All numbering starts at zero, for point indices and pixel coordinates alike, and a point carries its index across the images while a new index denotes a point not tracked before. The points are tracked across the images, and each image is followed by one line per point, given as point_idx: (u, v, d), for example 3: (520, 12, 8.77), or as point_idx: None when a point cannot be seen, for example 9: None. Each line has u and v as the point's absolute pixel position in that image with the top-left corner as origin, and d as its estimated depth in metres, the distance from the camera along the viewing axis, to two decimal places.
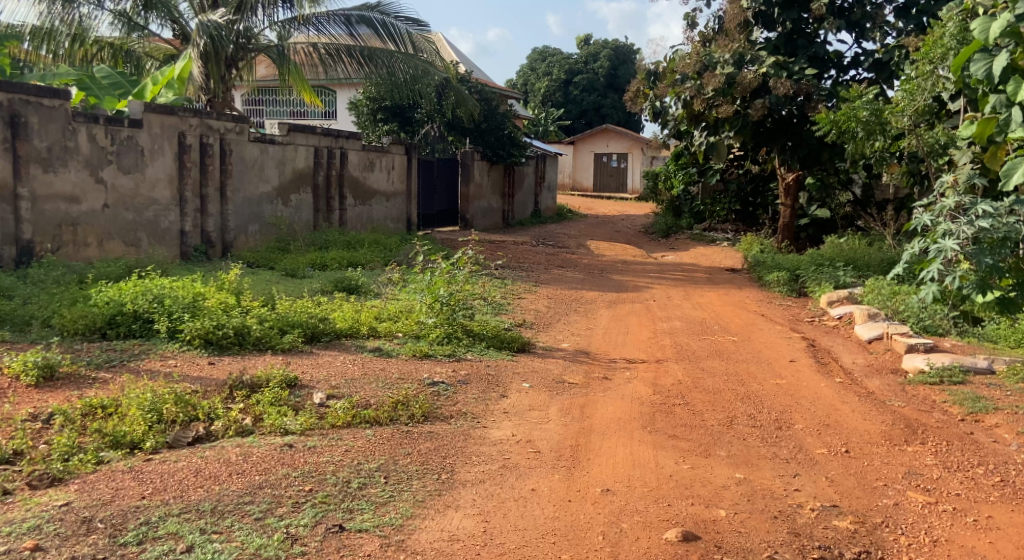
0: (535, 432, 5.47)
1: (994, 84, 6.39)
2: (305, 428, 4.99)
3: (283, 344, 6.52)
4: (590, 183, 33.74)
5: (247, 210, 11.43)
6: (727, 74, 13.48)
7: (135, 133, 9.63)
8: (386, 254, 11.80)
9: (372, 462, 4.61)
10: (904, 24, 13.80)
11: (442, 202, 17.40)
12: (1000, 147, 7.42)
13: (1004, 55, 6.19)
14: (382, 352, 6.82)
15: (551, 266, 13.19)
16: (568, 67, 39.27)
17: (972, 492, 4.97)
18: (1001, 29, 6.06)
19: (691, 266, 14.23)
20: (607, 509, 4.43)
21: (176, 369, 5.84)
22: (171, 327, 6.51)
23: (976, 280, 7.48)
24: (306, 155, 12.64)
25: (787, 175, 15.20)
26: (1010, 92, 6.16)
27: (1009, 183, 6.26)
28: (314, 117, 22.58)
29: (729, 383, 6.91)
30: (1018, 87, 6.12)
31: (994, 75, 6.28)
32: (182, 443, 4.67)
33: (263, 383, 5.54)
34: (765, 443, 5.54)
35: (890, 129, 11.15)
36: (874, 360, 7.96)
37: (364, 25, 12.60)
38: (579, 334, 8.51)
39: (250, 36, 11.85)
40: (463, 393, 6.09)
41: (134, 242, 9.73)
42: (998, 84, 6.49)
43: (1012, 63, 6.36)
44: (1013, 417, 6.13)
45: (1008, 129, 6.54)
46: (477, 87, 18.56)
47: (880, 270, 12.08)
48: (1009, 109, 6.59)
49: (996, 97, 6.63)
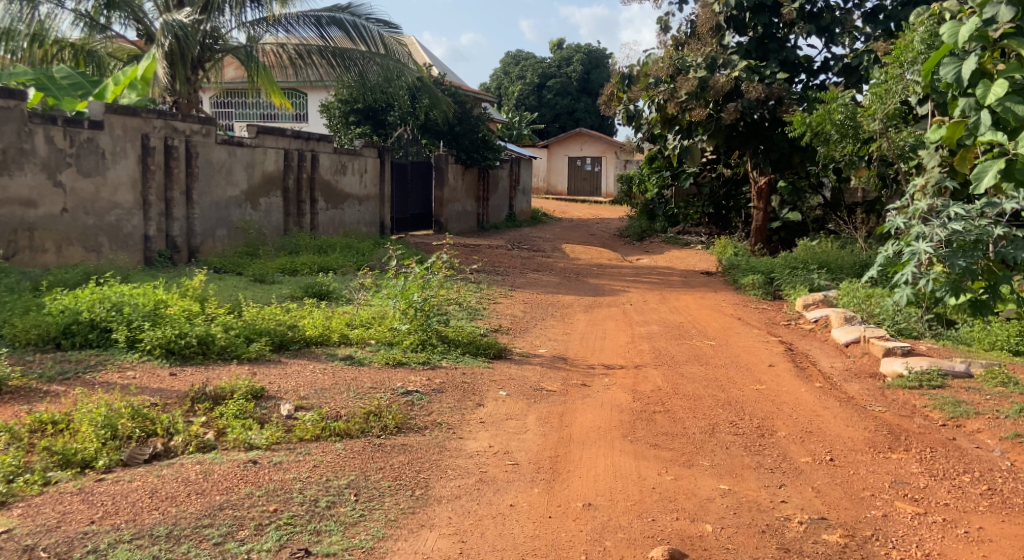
0: (512, 443, 5.27)
1: (963, 88, 6.25)
2: (271, 442, 4.75)
3: (250, 352, 6.26)
4: (564, 188, 33.62)
5: (214, 214, 11.13)
6: (700, 78, 13.31)
7: (95, 135, 9.32)
8: (358, 259, 11.55)
9: (342, 478, 4.37)
10: (873, 29, 13.77)
11: (416, 206, 17.16)
12: (970, 151, 7.21)
13: (971, 59, 6.10)
14: (353, 360, 6.58)
15: (526, 270, 12.99)
16: (540, 71, 39.15)
17: (961, 501, 4.82)
18: (968, 31, 5.98)
19: (667, 269, 14.10)
20: (589, 527, 4.23)
21: (136, 381, 5.56)
22: (131, 336, 6.24)
23: (949, 284, 7.51)
24: (275, 158, 12.37)
25: (759, 179, 15.08)
26: (979, 95, 6.06)
27: (980, 186, 6.09)
28: (285, 120, 22.29)
29: (709, 388, 6.75)
30: (987, 90, 6.01)
31: (962, 77, 6.15)
32: (138, 461, 4.42)
33: (227, 395, 5.28)
34: (749, 452, 5.37)
35: (862, 132, 11.06)
36: (852, 364, 7.83)
37: (335, 27, 12.29)
38: (556, 339, 8.33)
39: (216, 37, 11.57)
40: (438, 402, 5.87)
41: (95, 247, 9.40)
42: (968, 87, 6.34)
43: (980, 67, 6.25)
44: (995, 421, 6.02)
45: (978, 133, 6.39)
46: (450, 90, 18.34)
47: (854, 273, 12.02)
48: (978, 113, 6.40)
49: (965, 101, 6.45)
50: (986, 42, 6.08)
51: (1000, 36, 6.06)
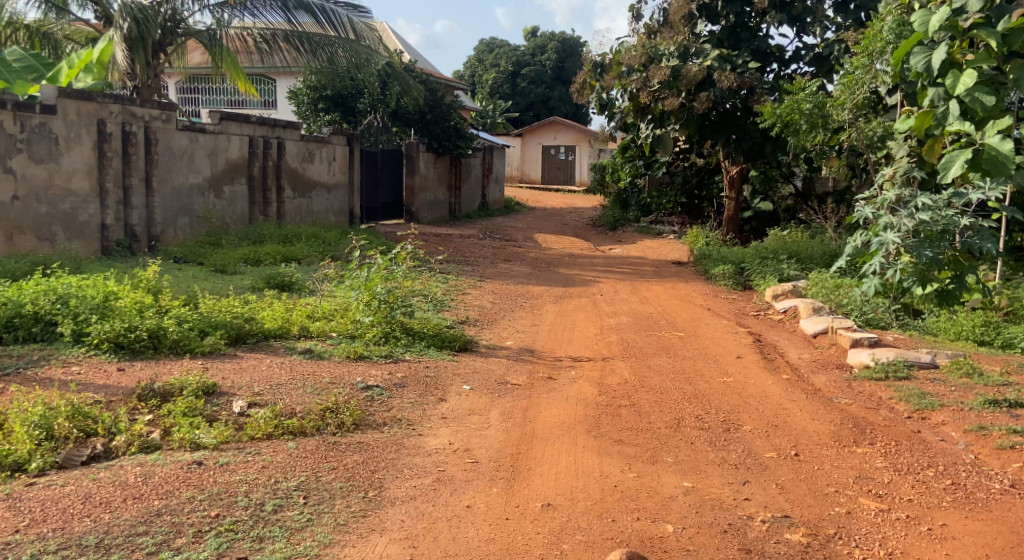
0: (472, 440, 5.13)
1: (932, 77, 6.18)
2: (220, 442, 4.58)
3: (203, 346, 6.08)
4: (538, 176, 33.48)
5: (175, 202, 10.88)
6: (672, 67, 13.22)
7: (48, 120, 9.05)
8: (324, 248, 11.34)
9: (292, 480, 4.23)
10: (843, 19, 13.71)
11: (386, 195, 16.96)
12: (938, 141, 7.11)
13: (942, 48, 6.03)
14: (313, 354, 6.41)
15: (497, 261, 12.84)
16: (515, 59, 38.97)
17: (924, 496, 4.76)
18: (939, 21, 5.89)
19: (639, 259, 14.03)
20: (546, 528, 4.11)
21: (80, 377, 5.38)
22: (77, 330, 6.04)
23: (917, 273, 7.52)
24: (239, 145, 12.10)
25: (731, 168, 15.03)
26: (947, 85, 6.04)
27: (946, 176, 6.06)
28: (253, 107, 21.97)
29: (676, 381, 6.65)
30: (956, 81, 6.00)
31: (932, 68, 6.08)
32: (74, 463, 4.25)
33: (176, 391, 5.13)
34: (713, 447, 5.28)
35: (832, 122, 10.98)
36: (820, 356, 7.77)
37: (303, 12, 11.89)
38: (524, 331, 8.19)
39: (177, 20, 11.30)
40: (399, 397, 5.73)
41: (48, 236, 9.14)
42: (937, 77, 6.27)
43: (950, 57, 6.22)
44: (959, 414, 5.97)
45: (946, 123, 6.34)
46: (421, 77, 17.96)
47: (823, 264, 11.99)
48: (947, 103, 6.36)
49: (934, 90, 6.39)
50: (955, 32, 6.04)
51: (970, 26, 6.01)
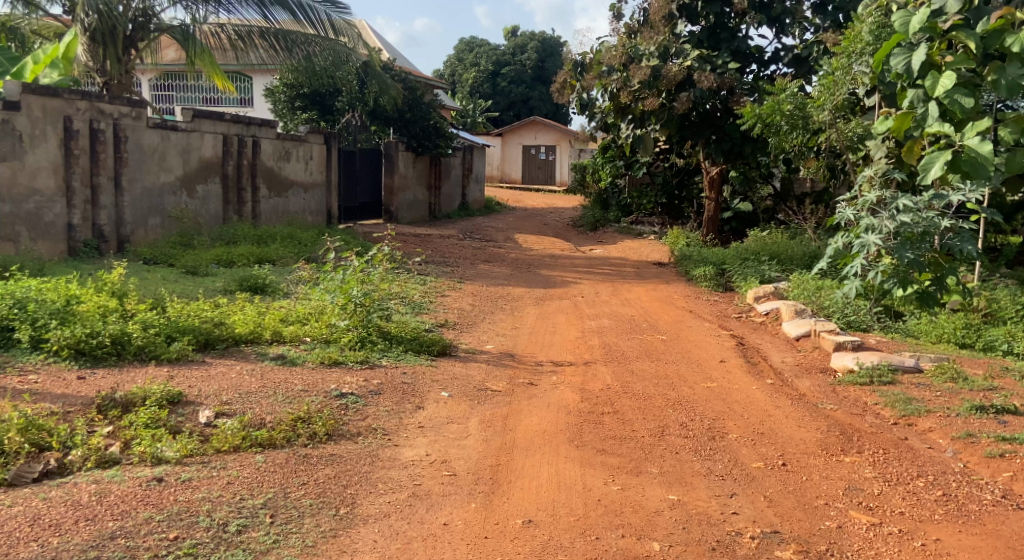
0: (450, 451, 4.92)
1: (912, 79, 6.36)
2: (183, 455, 4.38)
3: (169, 353, 5.87)
4: (519, 176, 33.30)
5: (145, 202, 10.60)
6: (653, 67, 13.07)
7: (11, 117, 8.77)
8: (300, 249, 11.08)
9: (258, 497, 4.02)
10: (822, 21, 13.64)
11: (364, 194, 16.69)
12: (916, 143, 7.05)
13: (921, 50, 6.21)
14: (285, 360, 6.18)
15: (477, 261, 12.64)
16: (495, 59, 38.74)
17: (916, 509, 4.60)
18: (920, 22, 6.12)
19: (619, 259, 13.86)
20: (527, 547, 3.93)
21: (37, 386, 5.14)
22: (35, 336, 5.81)
23: (897, 276, 7.52)
24: (212, 143, 11.82)
25: (711, 168, 14.88)
26: (927, 87, 6.25)
27: (925, 177, 6.35)
28: (229, 104, 21.69)
29: (659, 387, 6.48)
30: (936, 82, 6.19)
31: (913, 69, 6.26)
32: (25, 480, 4.04)
33: (139, 401, 4.92)
34: (699, 457, 5.11)
35: (812, 123, 10.84)
36: (803, 359, 7.61)
37: (280, 10, 11.52)
38: (504, 334, 8.01)
39: (150, 15, 11.02)
40: (375, 405, 5.51)
41: (11, 236, 8.86)
42: (917, 78, 6.44)
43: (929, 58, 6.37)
44: (945, 420, 5.84)
45: (925, 125, 6.49)
46: (399, 75, 17.72)
47: (804, 264, 11.88)
48: (926, 105, 6.53)
49: (914, 92, 6.57)
50: (935, 33, 6.24)
51: (948, 28, 6.25)
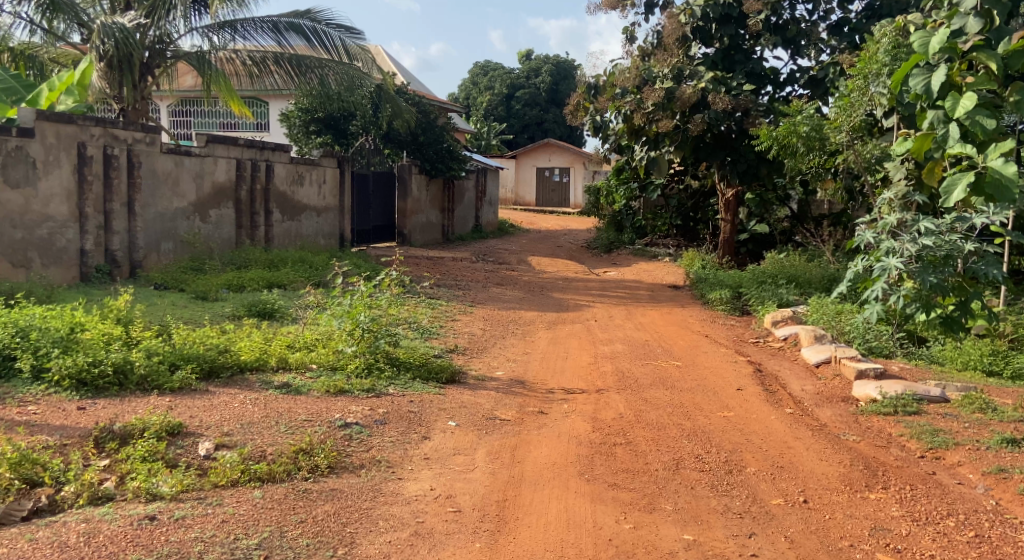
0: (456, 485, 4.76)
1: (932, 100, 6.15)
2: (179, 491, 4.26)
3: (172, 382, 5.75)
4: (533, 198, 33.24)
5: (158, 227, 10.54)
6: (667, 89, 12.88)
7: (25, 144, 8.75)
8: (311, 274, 10.98)
9: (253, 537, 3.88)
10: (838, 42, 13.49)
11: (377, 217, 16.62)
12: (938, 163, 6.88)
13: (942, 70, 6.02)
14: (290, 389, 6.03)
15: (490, 285, 12.51)
16: (509, 82, 38.82)
17: (947, 552, 4.40)
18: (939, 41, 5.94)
19: (634, 282, 13.69)
20: None
21: (35, 418, 5.03)
22: (37, 365, 5.71)
23: (920, 299, 7.32)
24: (226, 168, 11.78)
25: (726, 191, 14.68)
26: (947, 108, 6.05)
27: (948, 199, 6.03)
28: (245, 129, 21.79)
29: (674, 416, 6.29)
30: (956, 104, 6.01)
31: (933, 90, 6.06)
32: (14, 518, 3.95)
33: (138, 433, 4.80)
34: (715, 492, 4.92)
35: (829, 144, 10.67)
36: (823, 387, 7.38)
37: (294, 34, 11.61)
38: (515, 360, 7.85)
39: (166, 42, 11.04)
40: (380, 436, 5.36)
41: (23, 262, 8.81)
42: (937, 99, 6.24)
43: (950, 79, 6.17)
44: (975, 453, 5.63)
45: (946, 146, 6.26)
46: (413, 98, 17.80)
47: (823, 287, 11.65)
48: (947, 126, 6.29)
49: (934, 113, 6.32)
50: (955, 54, 6.08)
51: (970, 48, 6.08)
